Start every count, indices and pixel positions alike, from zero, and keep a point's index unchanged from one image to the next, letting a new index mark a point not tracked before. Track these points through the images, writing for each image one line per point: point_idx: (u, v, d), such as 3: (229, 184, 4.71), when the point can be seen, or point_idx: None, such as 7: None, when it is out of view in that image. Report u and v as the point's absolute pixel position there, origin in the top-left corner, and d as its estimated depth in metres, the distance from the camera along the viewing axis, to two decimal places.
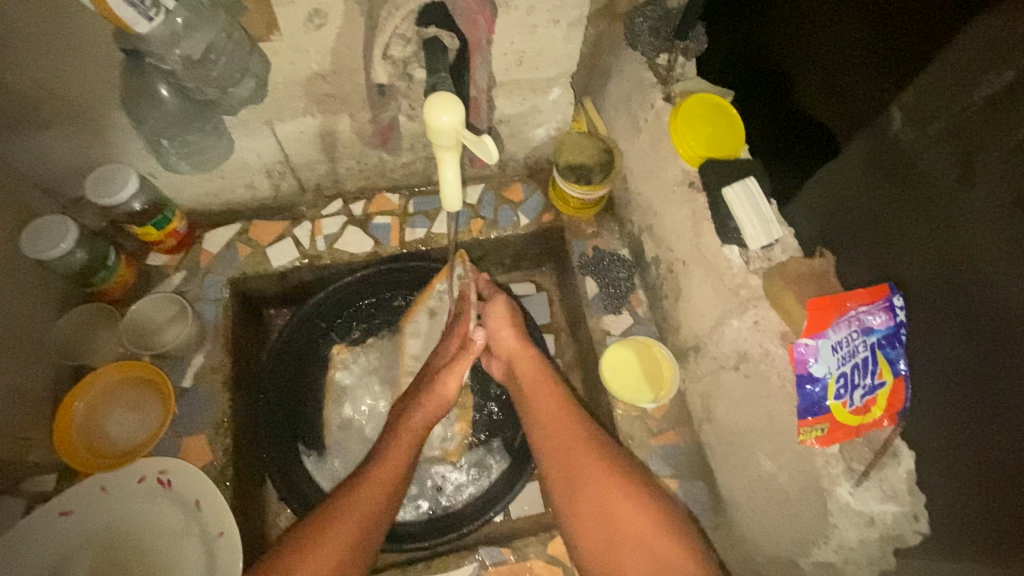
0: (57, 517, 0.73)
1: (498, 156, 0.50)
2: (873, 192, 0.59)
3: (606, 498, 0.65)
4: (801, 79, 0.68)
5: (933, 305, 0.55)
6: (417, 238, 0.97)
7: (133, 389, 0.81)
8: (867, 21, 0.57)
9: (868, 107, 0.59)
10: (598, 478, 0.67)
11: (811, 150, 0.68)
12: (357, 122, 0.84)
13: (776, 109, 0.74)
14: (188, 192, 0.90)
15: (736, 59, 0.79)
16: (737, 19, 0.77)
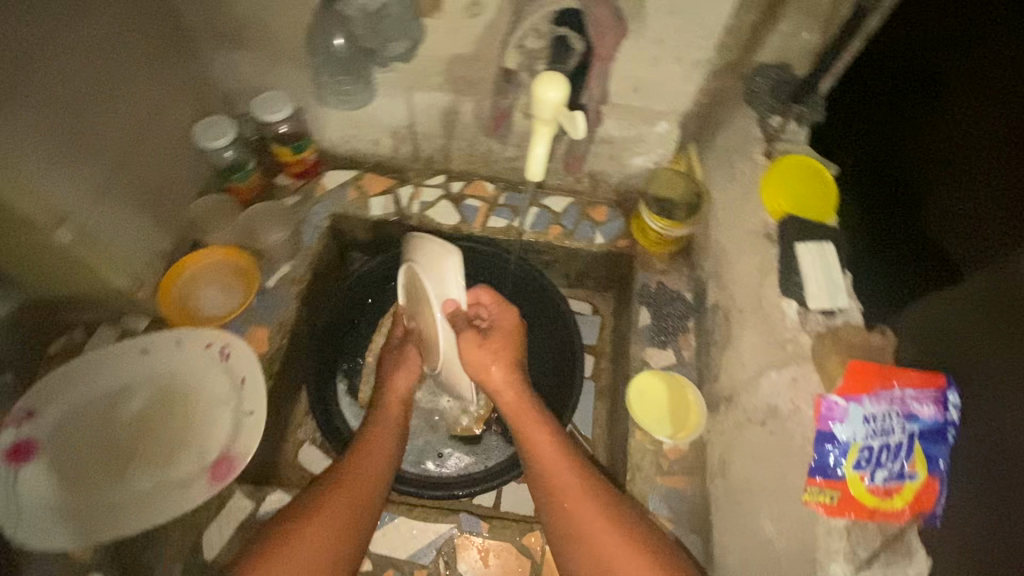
0: (136, 353, 0.86)
1: (584, 133, 0.56)
2: (985, 333, 0.54)
3: (589, 525, 0.65)
4: (933, 196, 0.64)
5: (1003, 426, 0.51)
6: (498, 226, 1.06)
7: (230, 272, 0.95)
8: (1011, 157, 0.53)
9: (996, 241, 0.54)
10: (580, 495, 0.67)
11: (926, 272, 0.64)
12: (479, 108, 0.94)
13: (893, 219, 0.70)
14: (326, 133, 1.05)
15: (868, 160, 0.77)
16: (872, 122, 0.75)
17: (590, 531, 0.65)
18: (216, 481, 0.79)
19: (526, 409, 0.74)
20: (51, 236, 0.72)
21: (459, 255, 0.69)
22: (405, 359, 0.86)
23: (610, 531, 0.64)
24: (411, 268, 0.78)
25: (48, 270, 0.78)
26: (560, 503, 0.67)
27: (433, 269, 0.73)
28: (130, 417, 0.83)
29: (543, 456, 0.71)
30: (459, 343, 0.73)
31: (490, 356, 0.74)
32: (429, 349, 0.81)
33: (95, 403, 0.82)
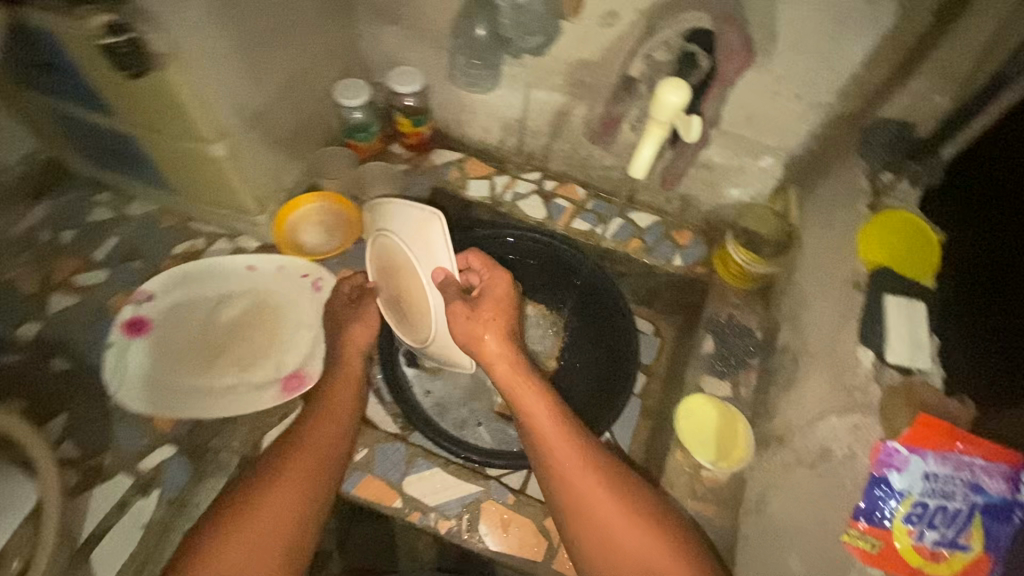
0: (244, 268, 0.97)
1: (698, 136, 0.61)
2: None
3: (598, 506, 0.68)
4: None
5: None
6: (582, 229, 1.11)
7: (334, 218, 1.03)
8: None
9: None
10: (587, 477, 0.69)
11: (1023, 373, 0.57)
12: (590, 114, 1.00)
13: (998, 306, 0.63)
14: (444, 113, 1.14)
15: (987, 234, 0.69)
16: (998, 196, 0.68)
17: (598, 511, 0.68)
18: (286, 392, 0.87)
19: (521, 378, 0.74)
20: (210, 147, 0.83)
21: (444, 219, 0.72)
22: (362, 315, 0.86)
23: (618, 512, 0.67)
24: (386, 239, 0.80)
25: (194, 176, 0.92)
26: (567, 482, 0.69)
27: (417, 230, 0.76)
28: (227, 321, 0.93)
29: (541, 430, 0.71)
30: (451, 312, 0.75)
31: (478, 321, 0.75)
32: (417, 318, 0.83)
33: (202, 301, 0.94)
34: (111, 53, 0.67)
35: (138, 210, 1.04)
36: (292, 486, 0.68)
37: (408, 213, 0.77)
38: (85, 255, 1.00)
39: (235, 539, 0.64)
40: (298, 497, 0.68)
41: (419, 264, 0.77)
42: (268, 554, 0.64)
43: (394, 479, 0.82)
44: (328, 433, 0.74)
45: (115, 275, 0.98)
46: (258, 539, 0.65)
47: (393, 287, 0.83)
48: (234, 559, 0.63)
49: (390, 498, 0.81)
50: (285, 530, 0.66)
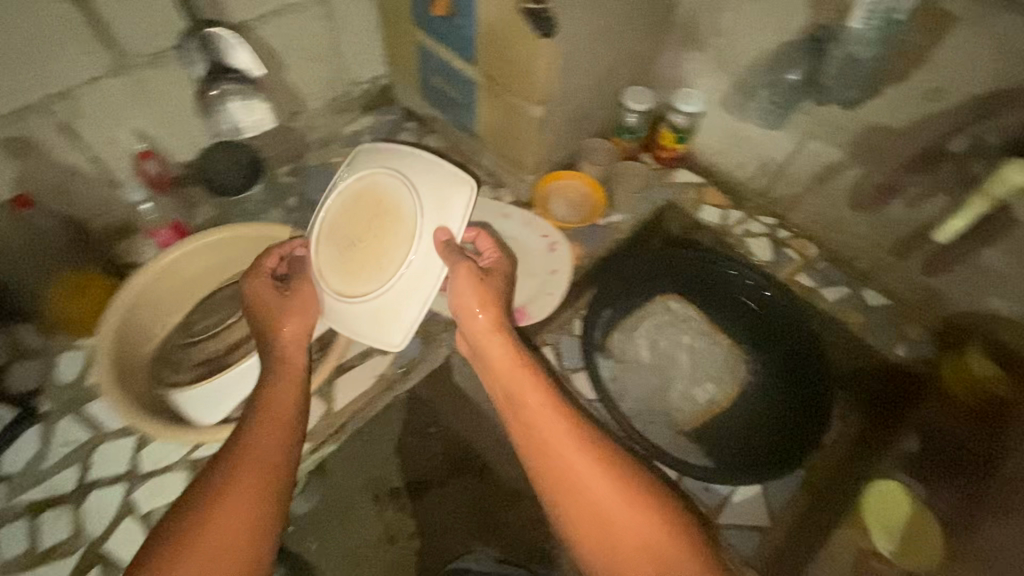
0: (499, 215, 1.14)
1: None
2: None
3: (565, 455, 0.73)
4: None
5: None
6: (804, 284, 1.11)
7: (584, 203, 1.17)
8: None
9: None
10: (551, 426, 0.75)
11: None
12: (864, 179, 1.01)
13: None
14: (705, 139, 1.22)
15: None
16: None
17: (566, 462, 0.73)
18: None
19: (513, 356, 0.80)
20: (531, 107, 0.99)
21: (474, 189, 0.81)
22: (295, 304, 0.86)
23: (586, 471, 0.72)
24: (387, 188, 0.83)
25: (502, 124, 1.08)
26: (535, 429, 0.76)
27: (435, 199, 0.82)
28: None
29: (532, 405, 0.77)
30: (454, 269, 0.80)
31: (479, 293, 0.81)
32: (372, 272, 0.83)
33: None
34: (522, 17, 0.86)
35: (432, 142, 1.27)
36: (251, 464, 0.71)
37: (433, 172, 0.83)
38: None
39: (221, 499, 0.67)
40: (264, 459, 0.71)
41: (423, 221, 0.81)
42: (253, 504, 0.68)
43: None
44: (281, 401, 0.77)
45: None
46: (236, 511, 0.67)
47: (362, 248, 0.84)
48: (225, 507, 0.67)
49: None
50: (258, 484, 0.69)
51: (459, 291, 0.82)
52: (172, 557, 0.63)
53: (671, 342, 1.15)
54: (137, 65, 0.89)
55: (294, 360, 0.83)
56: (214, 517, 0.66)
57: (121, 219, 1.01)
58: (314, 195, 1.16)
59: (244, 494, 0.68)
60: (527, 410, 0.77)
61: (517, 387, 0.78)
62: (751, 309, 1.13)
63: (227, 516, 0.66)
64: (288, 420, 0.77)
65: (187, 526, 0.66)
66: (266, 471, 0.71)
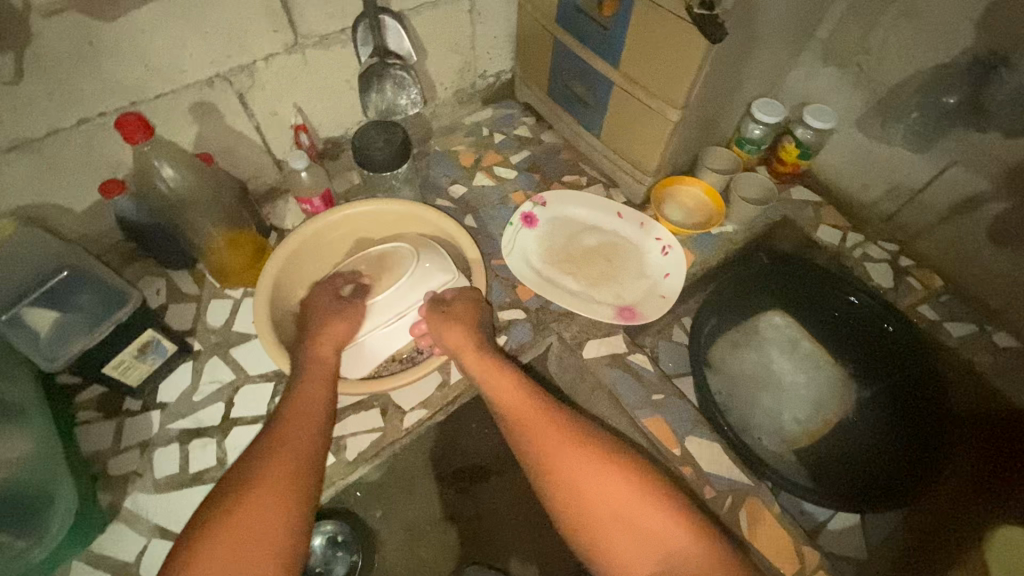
0: (615, 214, 1.16)
1: None
2: None
3: (562, 449, 0.77)
4: None
5: None
6: (925, 315, 1.07)
7: (698, 214, 1.17)
8: None
9: None
10: (537, 421, 0.80)
11: None
12: (1010, 214, 0.97)
13: None
14: (828, 158, 1.20)
15: None
16: None
17: (562, 456, 0.76)
18: (619, 319, 1.03)
19: (495, 367, 0.87)
20: (670, 112, 1.00)
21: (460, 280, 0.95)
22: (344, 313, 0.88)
23: (584, 468, 0.75)
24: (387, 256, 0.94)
25: (633, 124, 1.09)
26: (523, 425, 0.81)
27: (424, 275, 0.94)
28: (587, 245, 1.14)
29: (521, 414, 0.82)
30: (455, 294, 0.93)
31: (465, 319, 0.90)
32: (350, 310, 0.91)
33: (577, 223, 1.16)
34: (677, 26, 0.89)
35: (549, 138, 1.31)
36: (284, 451, 0.75)
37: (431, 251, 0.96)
38: (504, 153, 1.29)
39: (254, 484, 0.71)
40: (296, 442, 0.76)
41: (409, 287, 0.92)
42: (290, 482, 0.72)
43: (679, 431, 0.94)
44: (308, 394, 0.81)
45: (521, 176, 1.25)
46: (274, 491, 0.70)
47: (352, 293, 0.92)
48: (260, 487, 0.70)
49: (672, 444, 0.93)
50: (292, 463, 0.73)
51: (457, 310, 0.91)
52: (211, 543, 0.66)
53: (775, 358, 1.15)
54: (308, 45, 0.97)
55: (311, 368, 0.84)
56: (249, 498, 0.69)
57: (272, 183, 1.12)
58: (437, 179, 1.23)
59: (276, 476, 0.72)
60: (516, 418, 0.81)
61: (502, 398, 0.84)
62: (864, 333, 1.11)
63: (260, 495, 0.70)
64: (315, 406, 0.81)
65: (224, 513, 0.68)
66: (297, 452, 0.75)
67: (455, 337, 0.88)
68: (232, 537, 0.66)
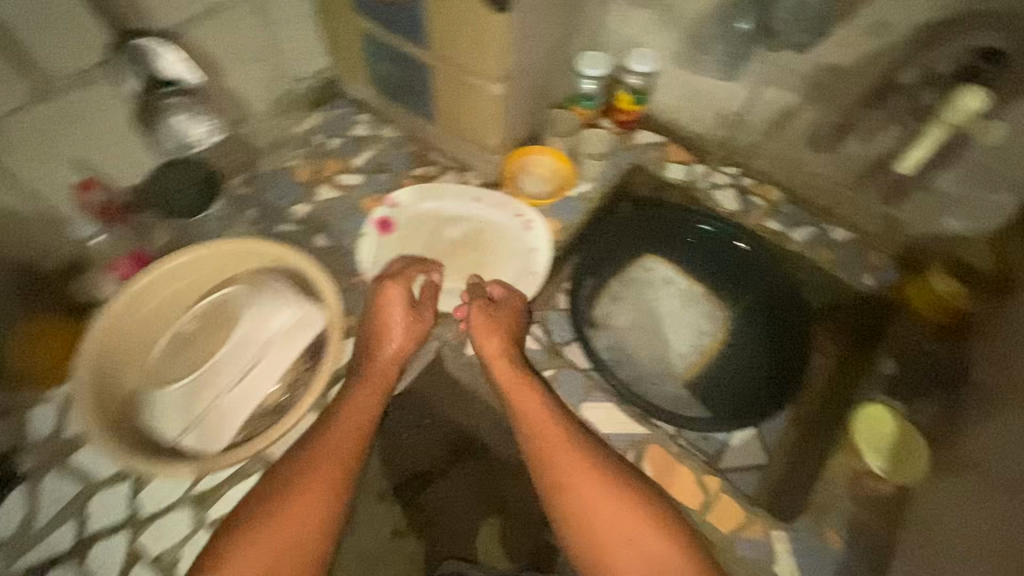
0: (470, 199, 1.12)
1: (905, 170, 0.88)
2: None
3: (569, 470, 0.77)
4: None
5: None
6: (771, 229, 1.15)
7: (549, 182, 1.16)
8: None
9: None
10: (552, 442, 0.80)
11: None
12: (819, 121, 1.04)
13: None
14: (661, 98, 1.23)
15: None
16: None
17: (569, 477, 0.77)
18: None
19: (518, 383, 0.88)
20: (494, 85, 0.96)
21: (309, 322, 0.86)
22: (406, 329, 0.91)
23: (592, 493, 0.75)
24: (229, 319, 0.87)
25: (464, 103, 1.05)
26: (542, 440, 0.81)
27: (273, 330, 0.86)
28: (451, 239, 1.09)
29: (540, 425, 0.82)
30: (510, 292, 0.99)
31: (500, 325, 0.94)
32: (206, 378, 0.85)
33: (437, 218, 1.10)
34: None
35: (389, 133, 1.23)
36: (321, 474, 0.74)
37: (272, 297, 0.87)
38: (345, 159, 1.19)
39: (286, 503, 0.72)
40: (335, 460, 0.76)
41: (260, 346, 0.86)
42: (317, 508, 0.72)
43: (573, 402, 0.96)
44: (354, 415, 0.82)
45: (368, 180, 1.17)
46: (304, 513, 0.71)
47: (199, 361, 0.86)
48: (305, 492, 0.73)
49: None
50: (329, 482, 0.74)
51: (501, 316, 0.95)
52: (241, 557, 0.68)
53: (652, 297, 1.18)
54: (64, 88, 0.82)
55: (371, 381, 0.87)
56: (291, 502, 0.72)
57: (68, 258, 0.94)
58: (275, 204, 1.12)
59: (320, 484, 0.73)
60: (536, 437, 0.81)
61: (529, 409, 0.84)
62: (726, 260, 1.17)
63: (304, 500, 0.72)
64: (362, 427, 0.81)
65: (271, 515, 0.71)
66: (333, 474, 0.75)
67: (494, 345, 0.91)
68: (267, 541, 0.69)
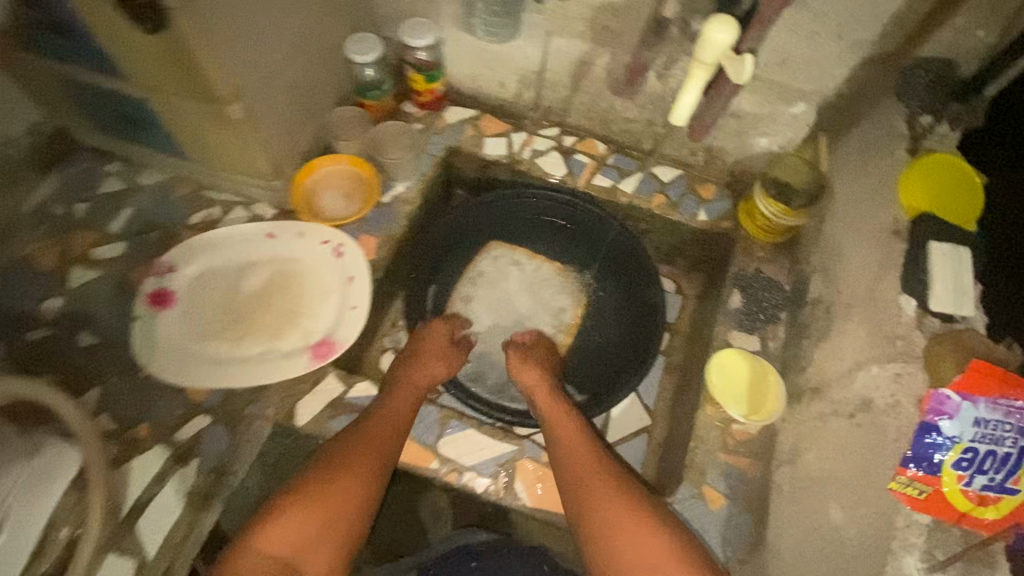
0: (264, 237, 0.94)
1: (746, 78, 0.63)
2: None
3: (588, 469, 0.76)
4: None
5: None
6: (602, 185, 1.08)
7: (351, 192, 1.00)
8: None
9: None
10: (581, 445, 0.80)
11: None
12: (614, 63, 0.97)
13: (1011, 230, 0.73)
14: (458, 69, 1.10)
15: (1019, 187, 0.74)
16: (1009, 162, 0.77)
17: (588, 472, 0.75)
18: (317, 359, 0.85)
19: (558, 407, 0.86)
20: (225, 109, 0.79)
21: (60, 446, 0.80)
22: (435, 353, 0.91)
23: (618, 499, 0.71)
24: None
25: (210, 133, 0.87)
26: (575, 447, 0.79)
27: None
28: (250, 291, 0.91)
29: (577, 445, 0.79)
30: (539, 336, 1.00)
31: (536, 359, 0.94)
32: None
33: (227, 270, 0.92)
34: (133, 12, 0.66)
35: (148, 180, 1.01)
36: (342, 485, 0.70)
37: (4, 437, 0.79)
38: (98, 227, 0.97)
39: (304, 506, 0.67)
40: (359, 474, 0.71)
41: None
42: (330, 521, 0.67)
43: (429, 441, 0.83)
44: (385, 431, 0.77)
45: (133, 247, 0.96)
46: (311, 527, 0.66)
47: None
48: (337, 488, 0.70)
49: (427, 459, 0.82)
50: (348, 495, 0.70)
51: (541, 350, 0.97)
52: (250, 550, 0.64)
53: (500, 288, 1.10)
54: None
55: (404, 397, 0.82)
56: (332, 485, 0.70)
57: None
58: (14, 308, 0.89)
59: (351, 483, 0.71)
60: (570, 448, 0.79)
61: (570, 428, 0.82)
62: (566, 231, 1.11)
63: (347, 486, 0.70)
64: (385, 451, 0.75)
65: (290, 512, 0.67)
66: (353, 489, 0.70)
67: (532, 378, 0.90)
68: (306, 516, 0.67)
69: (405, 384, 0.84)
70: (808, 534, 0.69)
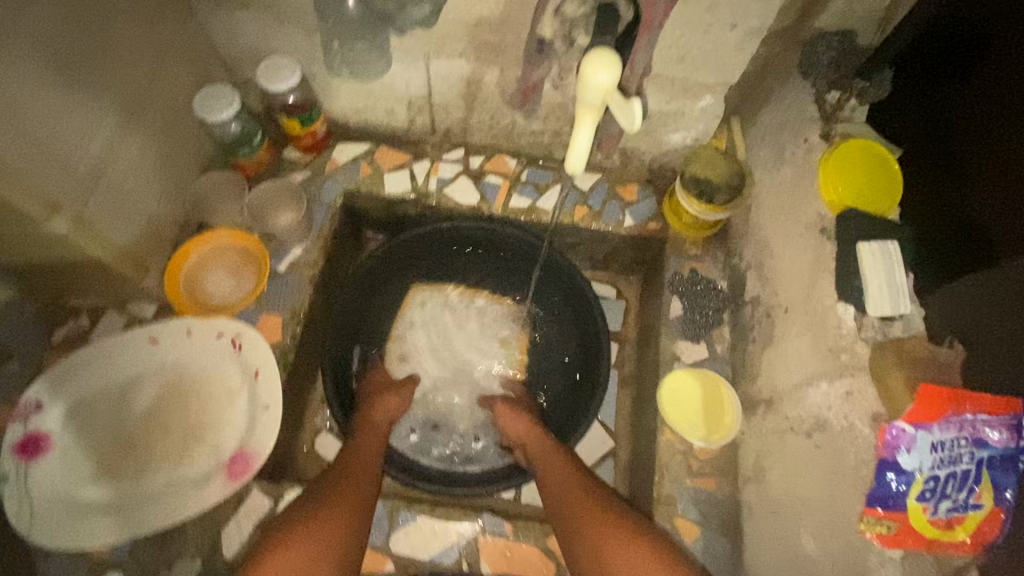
0: (146, 343, 0.81)
1: (638, 124, 0.57)
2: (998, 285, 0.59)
3: (572, 481, 0.75)
4: (970, 168, 0.64)
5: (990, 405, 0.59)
6: (520, 207, 0.99)
7: (240, 274, 0.88)
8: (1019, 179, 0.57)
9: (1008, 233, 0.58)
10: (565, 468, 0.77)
11: (964, 254, 0.64)
12: (505, 78, 0.88)
13: (929, 194, 0.71)
14: (337, 103, 0.97)
15: (925, 148, 0.71)
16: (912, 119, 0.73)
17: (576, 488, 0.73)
18: (233, 479, 0.76)
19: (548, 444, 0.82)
20: (48, 225, 0.66)
21: None
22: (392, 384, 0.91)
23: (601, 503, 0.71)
24: None
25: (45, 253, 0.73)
26: (563, 471, 0.77)
27: None
28: (140, 411, 0.79)
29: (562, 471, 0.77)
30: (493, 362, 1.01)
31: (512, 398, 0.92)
32: None
33: (108, 392, 0.79)
34: None
35: None
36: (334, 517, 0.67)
37: None
38: None
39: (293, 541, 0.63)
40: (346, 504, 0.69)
41: None
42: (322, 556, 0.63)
43: (379, 542, 0.76)
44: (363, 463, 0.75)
45: None
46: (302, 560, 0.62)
47: None
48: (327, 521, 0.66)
49: (381, 562, 0.75)
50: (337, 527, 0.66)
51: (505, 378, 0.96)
52: None
53: (432, 334, 1.01)
54: None
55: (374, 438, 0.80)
56: (332, 524, 0.66)
57: None
58: None
59: (340, 519, 0.67)
60: (560, 477, 0.76)
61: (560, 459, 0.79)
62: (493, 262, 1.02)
63: (335, 515, 0.67)
64: (366, 482, 0.73)
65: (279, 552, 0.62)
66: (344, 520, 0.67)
67: (518, 423, 0.86)
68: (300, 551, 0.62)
69: (370, 422, 0.82)
70: (784, 564, 0.66)
